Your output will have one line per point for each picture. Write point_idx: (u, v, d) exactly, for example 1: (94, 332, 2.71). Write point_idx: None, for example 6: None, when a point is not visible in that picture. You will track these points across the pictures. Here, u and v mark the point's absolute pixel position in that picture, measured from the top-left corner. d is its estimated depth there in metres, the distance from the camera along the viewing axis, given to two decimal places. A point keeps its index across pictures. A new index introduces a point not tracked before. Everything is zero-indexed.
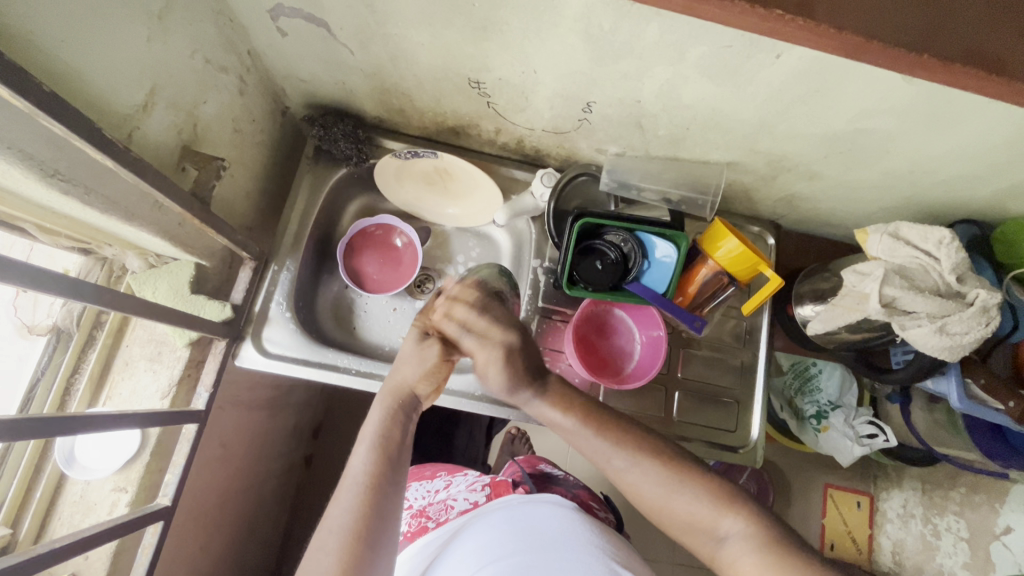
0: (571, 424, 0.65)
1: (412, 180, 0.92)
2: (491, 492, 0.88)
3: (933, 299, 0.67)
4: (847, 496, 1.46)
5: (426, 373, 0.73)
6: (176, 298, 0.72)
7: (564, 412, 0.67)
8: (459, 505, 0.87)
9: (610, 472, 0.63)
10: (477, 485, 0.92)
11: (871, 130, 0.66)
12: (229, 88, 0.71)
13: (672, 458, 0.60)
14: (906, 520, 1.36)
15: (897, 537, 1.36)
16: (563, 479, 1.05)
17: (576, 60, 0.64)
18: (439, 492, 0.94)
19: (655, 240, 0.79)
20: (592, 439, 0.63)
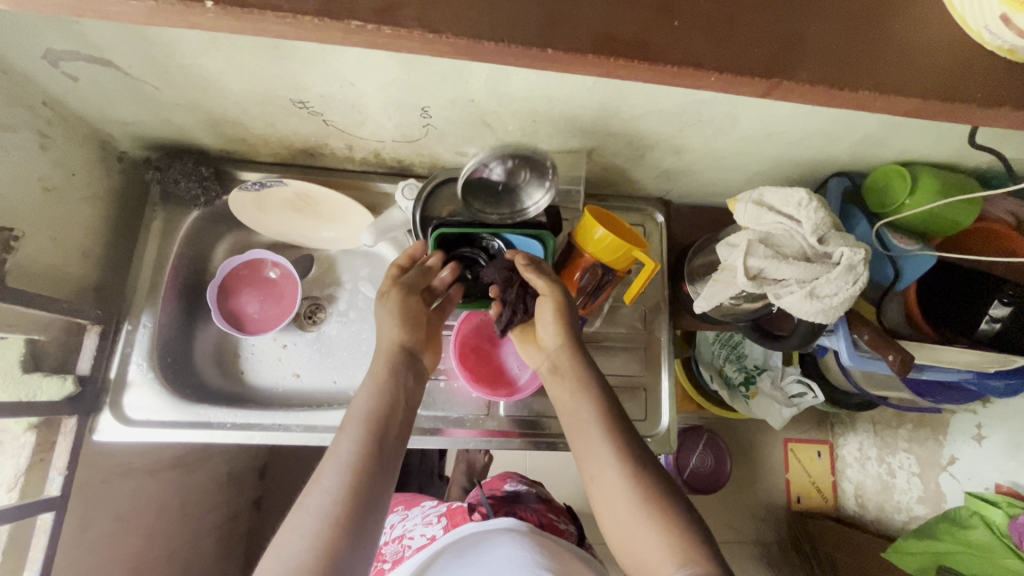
0: (590, 418, 0.65)
1: (276, 210, 0.87)
2: (447, 523, 0.94)
3: (799, 264, 0.65)
4: (807, 447, 1.48)
5: (415, 337, 0.69)
6: (4, 381, 0.64)
7: (591, 402, 0.66)
8: (418, 542, 0.94)
9: (594, 484, 0.62)
10: (432, 519, 0.98)
11: (710, 99, 0.63)
12: (24, 146, 0.64)
13: (660, 494, 0.59)
14: (863, 464, 1.38)
15: (858, 480, 1.39)
16: (527, 494, 1.11)
17: (388, 67, 0.60)
18: (397, 528, 1.01)
19: (522, 242, 0.75)
20: (601, 438, 0.63)
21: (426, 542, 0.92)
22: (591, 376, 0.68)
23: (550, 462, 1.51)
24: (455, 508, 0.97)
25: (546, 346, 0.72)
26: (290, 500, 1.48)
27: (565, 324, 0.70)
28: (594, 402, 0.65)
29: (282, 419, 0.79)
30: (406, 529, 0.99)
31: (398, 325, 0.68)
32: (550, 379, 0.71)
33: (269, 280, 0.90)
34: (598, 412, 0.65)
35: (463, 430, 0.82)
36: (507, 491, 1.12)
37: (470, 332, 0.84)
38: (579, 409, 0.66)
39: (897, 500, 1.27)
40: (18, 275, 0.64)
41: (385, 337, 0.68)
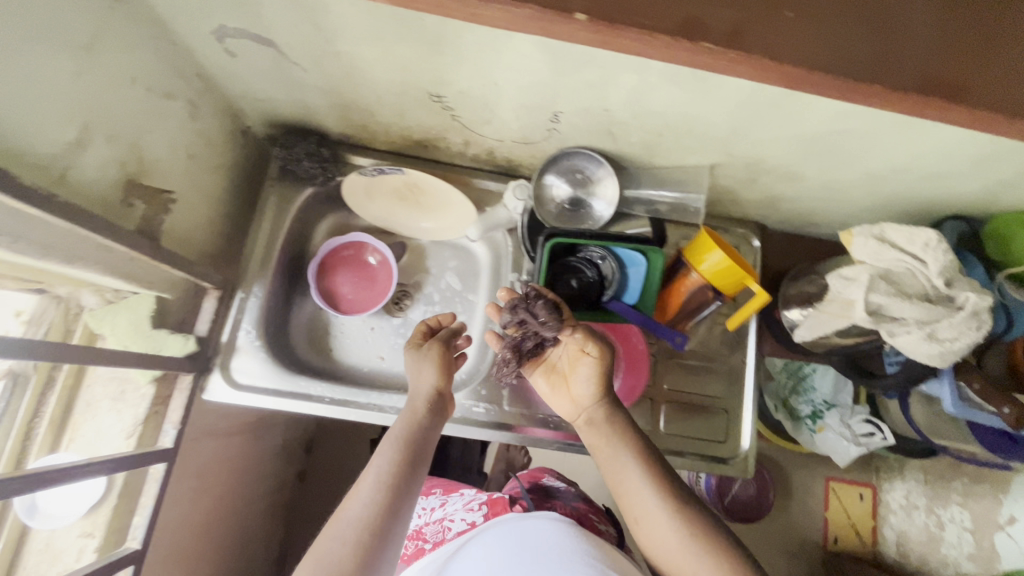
0: (641, 473, 0.62)
1: (383, 196, 0.90)
2: (488, 511, 0.90)
3: (922, 305, 0.64)
4: (848, 488, 1.39)
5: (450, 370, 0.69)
6: (136, 334, 0.69)
7: (644, 459, 0.63)
8: (458, 525, 0.91)
9: (648, 536, 0.60)
10: (473, 505, 0.95)
11: (848, 131, 0.63)
12: (179, 114, 0.67)
13: (719, 543, 0.58)
14: (908, 513, 1.30)
15: (901, 528, 1.31)
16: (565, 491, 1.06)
17: (537, 71, 0.61)
18: (437, 508, 0.97)
19: (632, 255, 0.75)
20: (653, 488, 0.61)
21: (466, 527, 0.90)
22: (626, 424, 0.66)
23: (589, 471, 1.51)
24: (496, 497, 0.93)
25: (579, 402, 0.69)
26: (331, 477, 1.50)
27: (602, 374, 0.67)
28: (647, 458, 0.63)
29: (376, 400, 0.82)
30: (446, 513, 0.96)
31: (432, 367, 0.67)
32: (585, 432, 0.68)
33: (371, 269, 0.92)
34: (643, 459, 0.63)
35: (543, 429, 0.83)
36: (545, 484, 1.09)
37: None
38: (619, 458, 0.64)
39: (943, 552, 1.22)
40: (168, 236, 0.67)
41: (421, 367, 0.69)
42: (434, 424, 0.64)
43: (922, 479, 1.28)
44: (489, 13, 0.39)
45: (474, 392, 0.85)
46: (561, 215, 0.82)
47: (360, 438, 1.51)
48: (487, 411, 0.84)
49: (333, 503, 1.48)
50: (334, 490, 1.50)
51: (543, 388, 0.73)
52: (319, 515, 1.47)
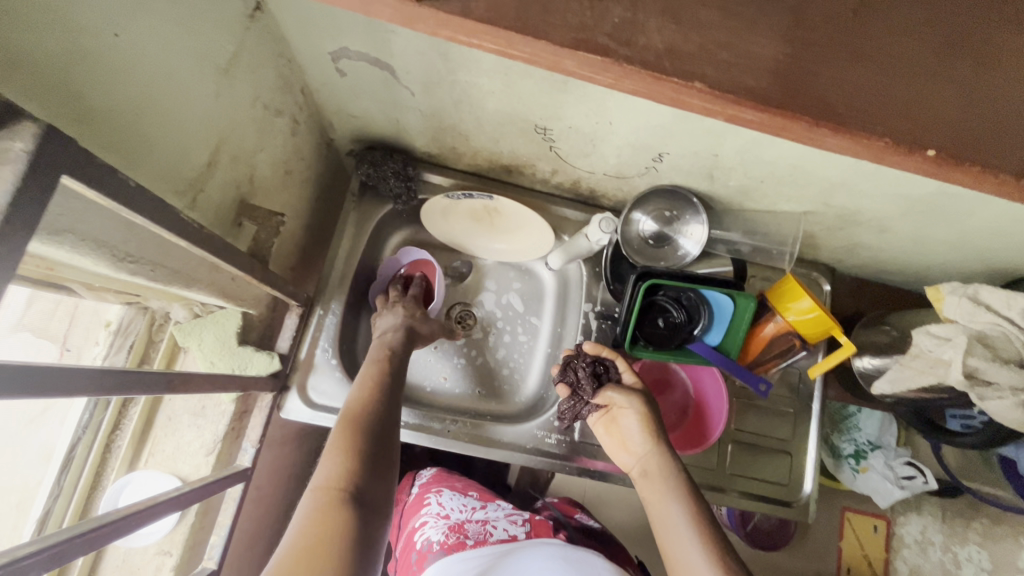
0: (664, 492, 0.61)
1: (459, 218, 0.88)
2: (532, 531, 0.85)
3: (1019, 372, 0.65)
4: (865, 519, 1.28)
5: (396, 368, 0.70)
6: (222, 350, 0.68)
7: (673, 482, 0.61)
8: (498, 534, 0.83)
9: (672, 559, 0.58)
10: (517, 517, 0.87)
11: (960, 195, 0.63)
12: (283, 130, 0.66)
13: (737, 568, 0.54)
14: (922, 548, 1.26)
15: (915, 562, 1.25)
16: (602, 534, 1.00)
17: (659, 115, 0.61)
18: (477, 509, 0.88)
19: (721, 298, 0.75)
20: (678, 509, 0.59)
21: (508, 539, 0.83)
22: (679, 473, 0.62)
23: None
24: (539, 518, 0.88)
25: (631, 452, 0.68)
26: None
27: (652, 425, 0.66)
28: (677, 482, 0.61)
29: (448, 426, 0.82)
30: (488, 515, 0.88)
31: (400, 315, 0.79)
32: (640, 483, 0.65)
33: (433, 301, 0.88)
34: (684, 508, 0.59)
35: (605, 463, 0.81)
36: (586, 525, 1.02)
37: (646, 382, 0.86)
38: (660, 492, 0.62)
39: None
40: (277, 260, 0.71)
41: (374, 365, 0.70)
42: (391, 415, 0.63)
43: (940, 515, 1.26)
44: (831, 142, 0.35)
45: (544, 422, 0.84)
46: (644, 249, 0.82)
47: None
48: (559, 443, 0.83)
49: None
50: None
51: (600, 435, 0.72)
52: None
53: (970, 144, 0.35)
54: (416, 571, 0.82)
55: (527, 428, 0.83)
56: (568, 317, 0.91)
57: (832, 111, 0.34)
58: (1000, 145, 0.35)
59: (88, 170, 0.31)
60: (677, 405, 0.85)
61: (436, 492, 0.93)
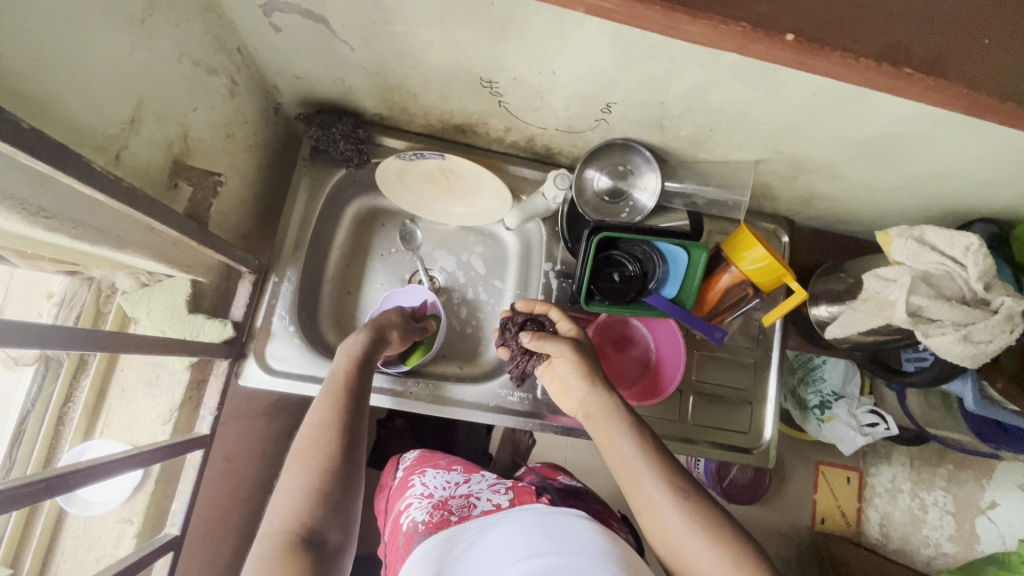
0: (612, 434, 0.62)
1: (416, 181, 0.87)
2: (514, 497, 0.85)
3: (959, 308, 0.66)
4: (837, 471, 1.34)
5: (365, 371, 0.66)
6: (172, 319, 0.67)
7: (619, 423, 0.62)
8: (482, 505, 0.85)
9: (631, 496, 0.59)
10: (499, 488, 0.90)
11: (903, 135, 0.63)
12: (219, 90, 0.64)
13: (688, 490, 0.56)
14: (892, 496, 1.27)
15: (886, 510, 1.27)
16: (585, 492, 1.01)
17: (601, 61, 0.60)
18: (459, 485, 0.92)
19: (674, 250, 0.76)
20: (627, 446, 0.60)
21: (492, 508, 0.84)
22: (623, 412, 0.63)
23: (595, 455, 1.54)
24: (522, 485, 0.89)
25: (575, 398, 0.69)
26: None
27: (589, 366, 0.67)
28: (622, 422, 0.62)
29: (411, 388, 0.83)
30: (472, 490, 0.90)
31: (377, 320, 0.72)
32: (590, 427, 0.66)
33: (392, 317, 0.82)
34: (634, 441, 0.60)
35: (568, 417, 0.82)
36: (568, 485, 1.02)
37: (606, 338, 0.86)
38: (608, 431, 0.62)
39: (924, 535, 1.19)
40: (218, 222, 0.68)
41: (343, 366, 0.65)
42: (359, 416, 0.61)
43: (908, 463, 1.26)
44: (694, 30, 0.37)
45: (507, 381, 0.85)
46: (601, 206, 0.82)
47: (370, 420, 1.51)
48: (521, 401, 0.84)
49: None
50: None
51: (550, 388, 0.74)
52: None
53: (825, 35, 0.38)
54: (403, 554, 0.81)
55: (490, 388, 0.84)
56: (530, 279, 0.91)
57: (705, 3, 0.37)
58: (862, 31, 0.39)
59: None
60: (634, 375, 0.85)
61: (420, 474, 0.97)
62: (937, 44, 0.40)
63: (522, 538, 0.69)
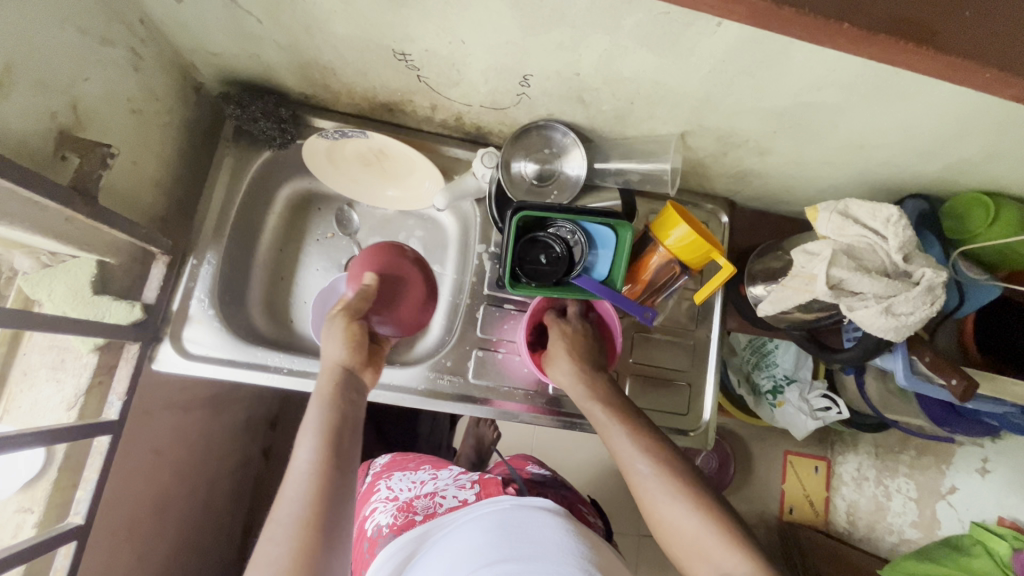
0: (614, 427, 0.68)
1: (346, 162, 0.85)
2: (480, 491, 0.83)
3: (881, 279, 0.65)
4: (805, 461, 1.34)
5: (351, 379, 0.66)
6: (75, 301, 0.64)
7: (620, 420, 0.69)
8: (448, 503, 0.83)
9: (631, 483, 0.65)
10: (465, 482, 0.87)
11: (818, 104, 0.63)
12: (118, 62, 0.62)
13: (686, 479, 0.63)
14: (858, 484, 1.27)
15: (852, 498, 1.28)
16: (552, 478, 0.99)
17: (506, 29, 0.58)
18: (425, 484, 0.89)
19: (599, 229, 0.74)
20: (628, 441, 0.66)
21: (457, 505, 0.82)
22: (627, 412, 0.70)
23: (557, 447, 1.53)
24: (488, 477, 0.87)
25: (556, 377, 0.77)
26: None
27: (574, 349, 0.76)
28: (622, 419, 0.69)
29: None
30: (437, 486, 0.87)
31: (340, 344, 0.66)
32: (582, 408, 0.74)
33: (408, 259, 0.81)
34: (643, 447, 0.65)
35: (514, 403, 0.81)
36: (535, 474, 0.99)
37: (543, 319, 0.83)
38: (614, 429, 0.68)
39: (889, 522, 1.19)
40: (111, 197, 0.64)
41: (308, 435, 0.59)
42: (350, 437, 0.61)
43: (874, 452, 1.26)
44: None
45: (438, 364, 0.83)
46: (530, 190, 0.81)
47: None
48: (451, 383, 0.82)
49: None
50: None
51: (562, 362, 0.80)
52: None
53: None
54: (368, 559, 0.81)
55: (420, 371, 0.82)
56: (466, 261, 0.90)
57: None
58: None
59: None
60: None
61: (387, 478, 0.95)
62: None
63: (484, 540, 0.68)
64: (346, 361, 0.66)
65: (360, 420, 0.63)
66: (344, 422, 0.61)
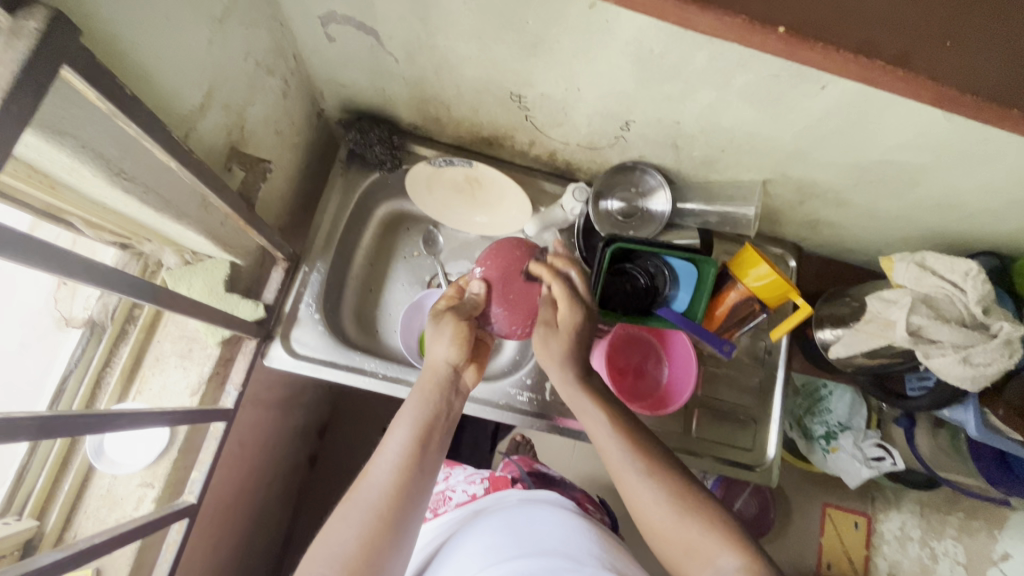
0: (600, 422, 0.67)
1: (442, 189, 0.92)
2: (490, 486, 0.87)
3: (959, 329, 0.68)
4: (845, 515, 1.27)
5: (448, 387, 0.69)
6: (210, 296, 0.72)
7: (597, 411, 0.68)
8: (458, 496, 0.88)
9: (624, 482, 0.64)
10: (476, 478, 0.92)
11: (903, 162, 0.68)
12: (274, 90, 0.71)
13: (685, 487, 0.62)
14: (902, 543, 1.23)
15: (895, 557, 1.22)
16: (562, 482, 1.02)
17: (622, 80, 0.65)
18: (440, 483, 0.95)
19: (684, 265, 0.80)
20: (614, 437, 0.65)
21: (467, 499, 0.87)
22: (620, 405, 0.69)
23: None
24: (498, 475, 0.91)
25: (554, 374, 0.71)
26: (342, 462, 1.51)
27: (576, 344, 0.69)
28: (599, 410, 0.68)
29: None
30: (449, 484, 0.93)
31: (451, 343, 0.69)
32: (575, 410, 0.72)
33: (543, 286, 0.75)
34: (629, 444, 0.64)
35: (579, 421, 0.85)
36: (543, 472, 1.03)
37: (625, 342, 0.86)
38: (597, 424, 0.67)
39: None
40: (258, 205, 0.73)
41: (402, 428, 0.65)
42: (436, 436, 0.65)
43: (919, 510, 1.23)
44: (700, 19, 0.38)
45: (517, 381, 0.87)
46: (615, 224, 0.87)
47: (376, 425, 1.52)
48: (530, 401, 0.87)
49: (343, 488, 1.49)
50: (343, 476, 1.50)
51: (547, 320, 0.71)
52: (328, 501, 1.48)
53: (815, 23, 0.39)
54: None
55: (500, 386, 0.87)
56: None
57: (809, 29, 0.39)
58: (851, 23, 0.39)
59: (91, 72, 0.36)
60: (639, 393, 0.86)
61: None
62: (930, 40, 0.40)
63: (492, 541, 0.70)
64: (450, 361, 0.69)
65: (451, 420, 0.69)
66: (435, 427, 0.66)
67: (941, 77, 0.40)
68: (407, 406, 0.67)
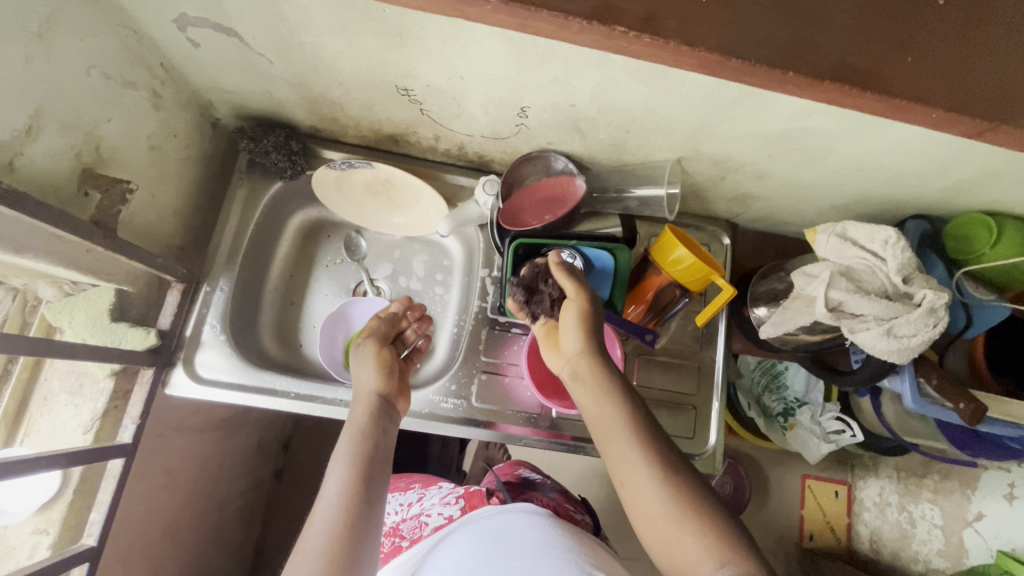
0: (614, 419, 0.58)
1: (355, 192, 0.88)
2: (466, 505, 0.85)
3: (879, 301, 0.65)
4: (824, 486, 1.28)
5: (382, 413, 0.67)
6: (95, 328, 0.67)
7: (611, 401, 0.59)
8: (436, 521, 0.84)
9: (628, 489, 0.55)
10: (450, 498, 0.88)
11: (811, 130, 0.64)
12: (141, 104, 0.66)
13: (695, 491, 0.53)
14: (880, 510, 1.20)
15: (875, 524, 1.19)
16: (543, 483, 1.00)
17: (501, 65, 0.61)
18: (413, 505, 0.91)
19: (599, 254, 0.76)
20: (628, 436, 0.56)
21: (444, 522, 0.83)
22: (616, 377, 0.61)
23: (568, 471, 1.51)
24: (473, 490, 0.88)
25: (570, 352, 0.66)
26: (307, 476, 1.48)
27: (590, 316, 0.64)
28: (614, 400, 0.59)
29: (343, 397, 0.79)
30: (424, 507, 0.89)
31: (375, 371, 0.70)
32: (573, 385, 0.64)
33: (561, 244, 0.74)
34: (642, 444, 0.55)
35: (518, 427, 0.82)
36: (523, 477, 1.01)
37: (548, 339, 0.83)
38: (607, 414, 0.58)
39: (913, 549, 1.09)
40: (125, 227, 0.67)
41: (340, 465, 0.59)
42: (379, 467, 0.61)
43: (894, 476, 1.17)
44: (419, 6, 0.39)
45: (442, 388, 0.84)
46: None
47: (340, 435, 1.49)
48: (455, 407, 0.83)
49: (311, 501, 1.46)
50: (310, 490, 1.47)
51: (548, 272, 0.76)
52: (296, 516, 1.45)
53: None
54: None
55: (424, 394, 0.83)
56: (470, 287, 0.91)
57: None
58: None
59: None
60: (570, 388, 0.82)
61: None
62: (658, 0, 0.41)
63: (462, 554, 0.68)
64: (377, 388, 0.69)
65: (390, 450, 0.64)
66: (375, 454, 0.61)
67: (699, 43, 0.40)
68: (341, 444, 0.61)
